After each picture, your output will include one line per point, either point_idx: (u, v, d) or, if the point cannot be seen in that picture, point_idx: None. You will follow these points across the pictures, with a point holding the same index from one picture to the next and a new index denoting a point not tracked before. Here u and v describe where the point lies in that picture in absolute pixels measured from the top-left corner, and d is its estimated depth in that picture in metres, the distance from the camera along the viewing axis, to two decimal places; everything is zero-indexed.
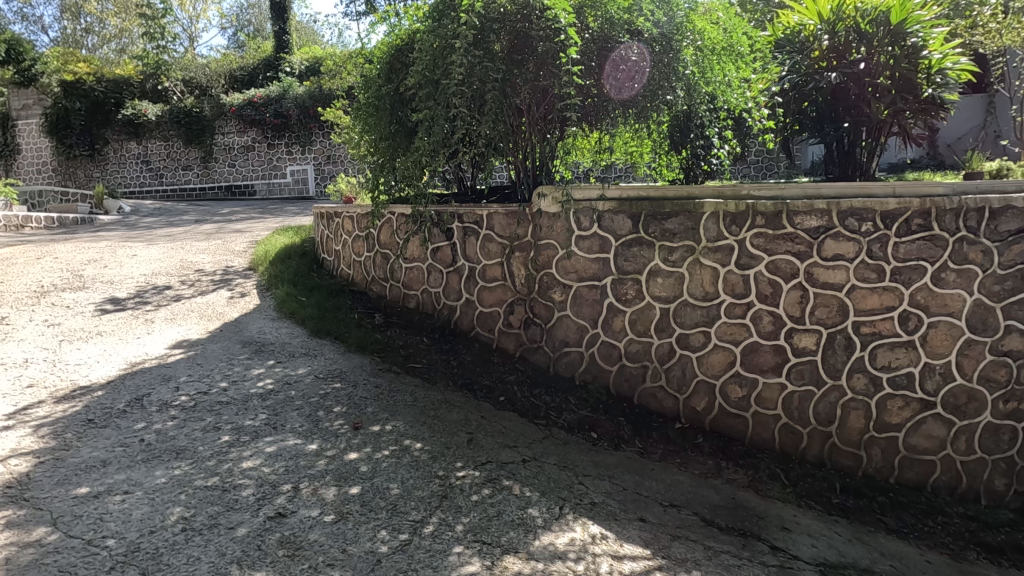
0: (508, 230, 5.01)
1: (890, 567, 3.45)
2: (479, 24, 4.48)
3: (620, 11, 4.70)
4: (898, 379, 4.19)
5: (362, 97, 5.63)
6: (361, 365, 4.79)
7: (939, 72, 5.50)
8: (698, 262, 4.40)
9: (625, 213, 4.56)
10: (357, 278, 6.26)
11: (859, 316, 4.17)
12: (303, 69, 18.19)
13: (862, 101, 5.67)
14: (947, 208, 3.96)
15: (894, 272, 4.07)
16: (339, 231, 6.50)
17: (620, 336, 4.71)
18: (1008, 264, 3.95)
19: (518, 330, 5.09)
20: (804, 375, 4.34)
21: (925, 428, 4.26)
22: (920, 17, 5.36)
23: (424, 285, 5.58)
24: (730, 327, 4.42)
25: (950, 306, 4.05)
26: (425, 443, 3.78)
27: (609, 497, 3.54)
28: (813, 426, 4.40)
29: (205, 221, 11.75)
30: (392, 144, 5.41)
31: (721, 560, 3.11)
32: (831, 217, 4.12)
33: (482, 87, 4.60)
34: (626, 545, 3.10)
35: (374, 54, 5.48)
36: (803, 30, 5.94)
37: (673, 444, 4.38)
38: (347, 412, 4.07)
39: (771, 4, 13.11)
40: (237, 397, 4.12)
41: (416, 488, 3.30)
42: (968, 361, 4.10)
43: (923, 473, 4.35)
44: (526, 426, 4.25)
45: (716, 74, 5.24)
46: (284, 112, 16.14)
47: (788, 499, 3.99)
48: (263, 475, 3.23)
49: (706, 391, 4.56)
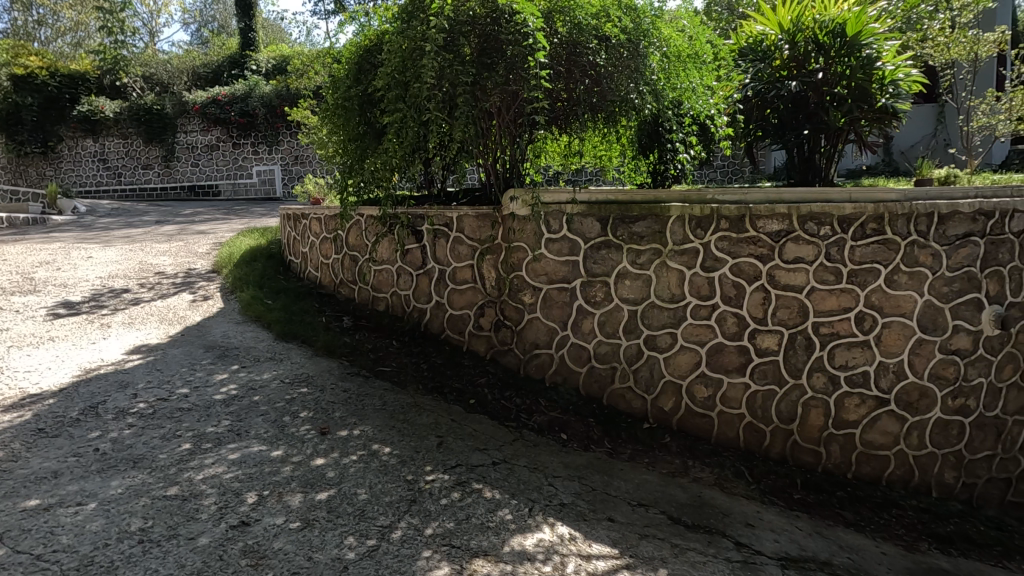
0: (479, 232, 5.02)
1: (848, 559, 3.58)
2: (448, 27, 4.50)
3: (588, 17, 4.77)
4: (855, 378, 4.35)
5: (329, 97, 5.53)
6: (329, 369, 4.73)
7: (891, 83, 5.74)
8: (665, 265, 4.49)
9: (594, 217, 4.61)
10: (324, 280, 6.18)
11: (819, 317, 4.31)
12: (270, 67, 17.88)
13: (820, 109, 5.84)
14: (899, 213, 4.13)
15: (851, 273, 4.22)
16: (306, 232, 6.40)
17: (590, 338, 4.76)
18: (956, 267, 4.20)
19: (488, 332, 5.10)
20: (767, 375, 4.46)
21: (880, 424, 4.43)
22: (874, 30, 5.64)
23: (393, 288, 5.54)
24: (696, 328, 4.52)
25: (903, 306, 4.23)
26: (395, 447, 3.76)
27: (578, 498, 3.58)
28: (776, 424, 4.52)
29: (166, 222, 11.42)
30: (360, 145, 5.34)
31: (687, 557, 3.18)
32: (791, 221, 4.25)
33: (452, 90, 4.59)
34: (594, 545, 3.13)
35: (342, 54, 5.43)
36: (765, 39, 6.12)
37: (641, 444, 4.45)
38: (314, 417, 4.01)
39: (734, 13, 13.55)
40: (199, 403, 4.02)
41: (385, 492, 3.27)
42: (919, 360, 4.30)
43: (879, 468, 4.53)
44: (497, 428, 4.26)
45: (681, 81, 5.39)
46: (250, 111, 15.78)
47: (752, 496, 4.10)
48: (225, 483, 3.16)
49: (673, 391, 4.65)
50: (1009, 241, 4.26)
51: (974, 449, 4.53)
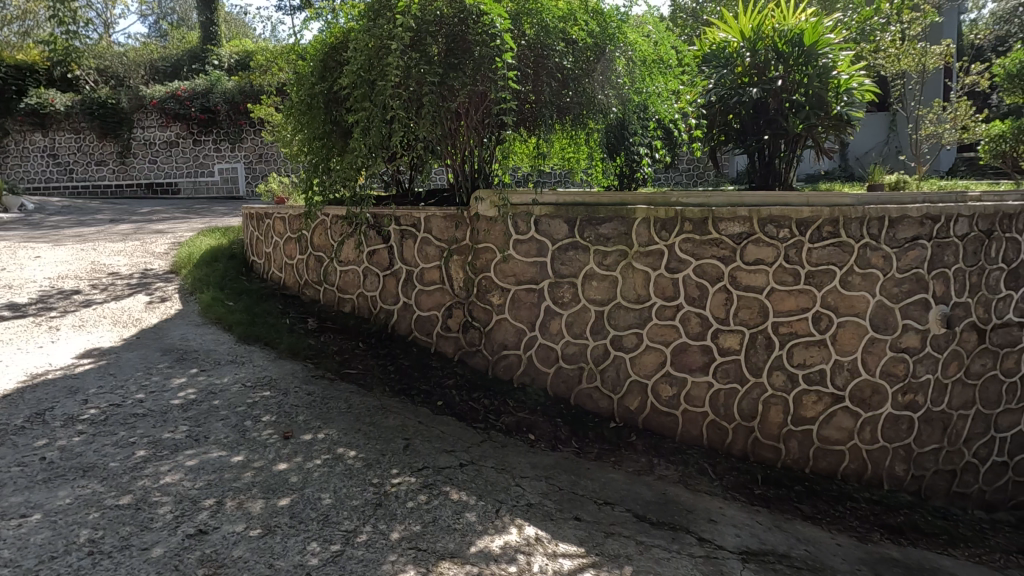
0: (446, 233, 5.00)
1: (805, 552, 3.70)
2: (415, 26, 4.50)
3: (554, 20, 4.83)
4: (812, 376, 4.51)
5: (294, 94, 5.44)
6: (293, 372, 4.64)
7: (845, 91, 5.95)
8: (631, 266, 4.56)
9: (562, 218, 4.65)
10: (288, 281, 6.06)
11: (778, 317, 4.45)
12: (233, 62, 17.44)
13: (779, 115, 6.03)
14: (852, 217, 4.30)
15: (808, 275, 4.37)
16: (269, 232, 6.27)
17: (557, 338, 4.80)
18: (905, 268, 4.39)
19: (456, 333, 5.08)
20: (729, 373, 4.58)
21: (836, 420, 4.60)
22: (830, 41, 5.85)
23: (360, 289, 5.47)
24: (661, 328, 4.60)
25: (856, 306, 4.40)
26: (360, 451, 3.71)
27: (545, 498, 3.61)
28: (738, 422, 4.64)
29: (121, 221, 11.00)
30: (325, 144, 5.26)
31: (652, 553, 3.24)
32: (752, 223, 4.37)
33: (419, 90, 4.58)
34: (561, 544, 3.16)
35: (307, 51, 5.35)
36: (727, 46, 6.27)
37: (608, 443, 4.50)
38: (277, 421, 3.93)
39: (699, 20, 13.88)
40: (155, 409, 3.89)
41: (349, 497, 3.23)
42: (871, 358, 4.48)
43: (835, 462, 4.69)
44: (464, 430, 4.25)
45: (648, 85, 5.44)
46: (211, 107, 15.24)
47: (715, 492, 4.20)
48: (182, 491, 3.07)
49: (639, 390, 4.72)
50: (953, 244, 4.47)
51: (922, 442, 4.74)
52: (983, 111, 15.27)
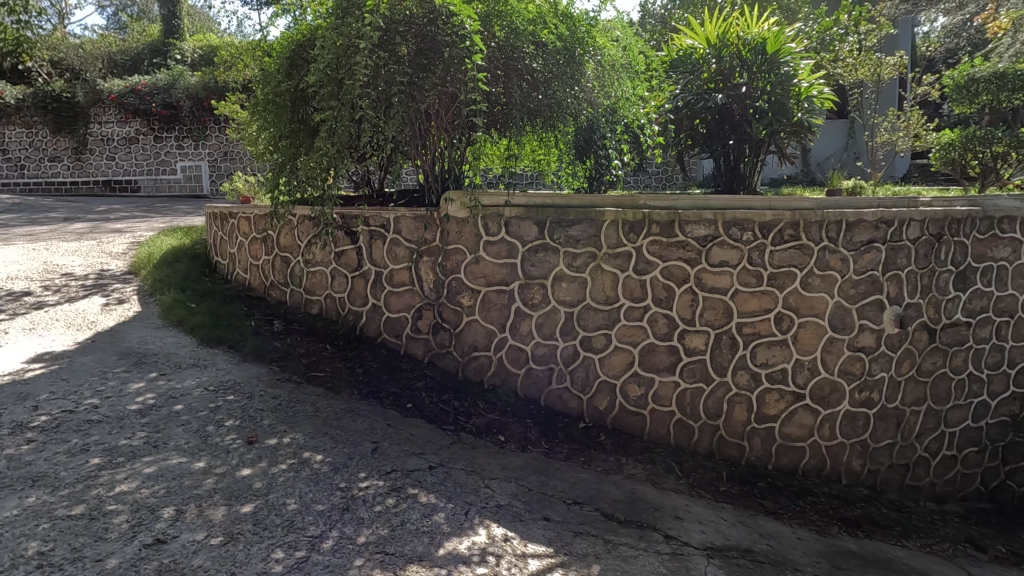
0: (416, 234, 4.97)
1: (767, 546, 3.80)
2: (384, 25, 4.46)
3: (524, 23, 4.88)
4: (774, 375, 4.64)
5: (260, 91, 5.34)
6: (258, 376, 4.55)
7: (806, 98, 6.15)
8: (600, 268, 4.61)
9: (532, 220, 4.68)
10: (254, 282, 5.93)
11: (742, 318, 4.57)
12: (196, 57, 17.00)
13: (744, 121, 6.19)
14: (812, 220, 4.44)
15: (771, 277, 4.50)
16: (233, 232, 6.13)
17: (527, 339, 4.82)
18: (861, 270, 4.56)
19: (426, 335, 5.06)
20: (695, 373, 4.68)
21: (797, 417, 4.75)
22: (791, 50, 6.04)
23: (328, 290, 5.39)
24: (629, 329, 4.67)
25: (816, 307, 4.55)
26: (327, 455, 3.66)
27: (514, 499, 3.62)
28: (704, 421, 4.74)
29: (76, 219, 10.59)
30: (292, 142, 5.19)
31: (619, 552, 3.28)
32: (717, 226, 4.47)
33: (387, 89, 4.55)
34: (529, 545, 3.18)
35: (274, 48, 5.26)
36: (693, 52, 6.41)
37: (577, 443, 4.54)
38: (241, 426, 3.85)
39: (666, 27, 14.18)
40: (111, 415, 3.76)
41: (315, 502, 3.18)
42: (830, 357, 4.64)
43: (796, 458, 4.84)
44: (434, 432, 4.24)
45: (616, 90, 5.53)
46: (173, 103, 14.73)
47: (681, 490, 4.27)
48: (139, 499, 2.97)
49: (608, 391, 4.78)
50: (906, 248, 4.65)
51: (878, 438, 4.93)
52: (934, 120, 15.98)
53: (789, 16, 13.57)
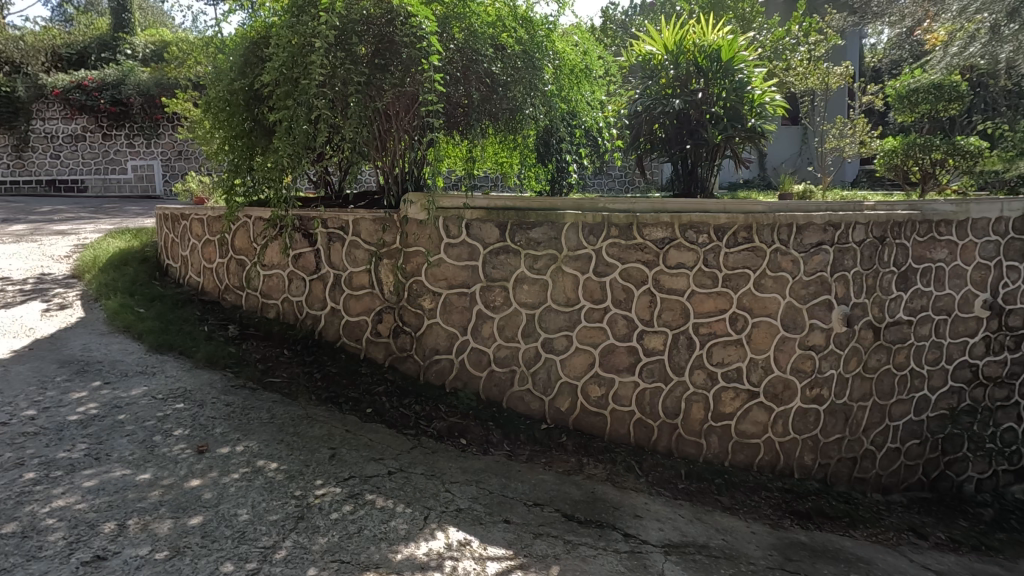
0: (375, 236, 4.91)
1: (722, 541, 3.89)
2: (340, 24, 4.37)
3: (482, 26, 4.88)
4: (729, 374, 4.79)
5: (212, 89, 5.17)
6: (211, 382, 4.40)
7: (759, 105, 6.29)
8: (561, 270, 4.65)
9: (492, 222, 4.68)
10: (206, 286, 5.73)
11: (698, 319, 4.69)
12: (148, 52, 16.40)
13: (700, 126, 6.32)
14: (764, 223, 4.60)
15: (725, 278, 4.63)
16: (185, 234, 5.92)
17: (489, 341, 4.82)
18: (811, 272, 4.73)
19: (386, 338, 4.99)
20: (654, 373, 4.76)
21: (751, 415, 4.89)
22: (745, 57, 6.23)
23: (284, 294, 5.25)
24: (590, 330, 4.72)
25: (769, 307, 4.71)
26: (282, 463, 3.57)
27: (474, 502, 3.60)
28: (663, 419, 4.83)
29: (15, 220, 10.05)
30: (248, 142, 5.05)
31: (578, 552, 3.30)
32: (674, 229, 4.57)
33: (344, 89, 4.49)
34: (489, 547, 3.18)
35: (227, 45, 5.11)
36: (652, 58, 6.56)
37: (538, 445, 4.55)
38: (190, 435, 3.71)
39: (626, 33, 14.49)
40: (50, 426, 3.58)
41: (268, 511, 3.09)
42: (782, 355, 4.81)
43: (752, 455, 4.98)
44: (394, 437, 4.17)
45: (575, 93, 5.61)
46: (123, 99, 14.07)
47: (640, 488, 4.33)
48: (78, 514, 2.84)
49: (570, 392, 4.81)
50: (852, 250, 4.85)
51: (828, 433, 5.12)
52: (879, 128, 16.76)
53: (744, 25, 14.01)
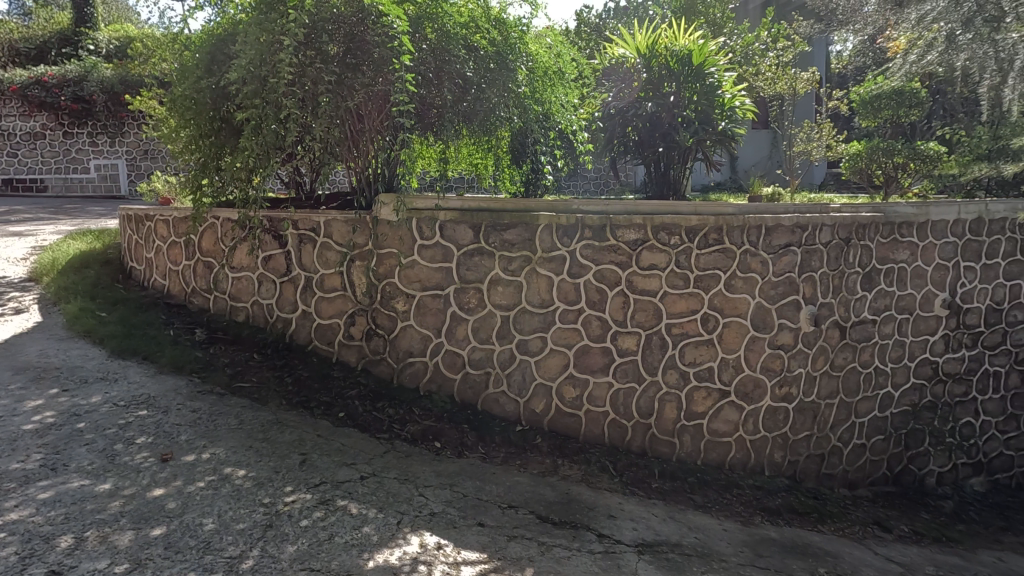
0: (347, 237, 4.83)
1: (695, 539, 3.92)
2: (309, 22, 4.28)
3: (455, 26, 4.86)
4: (701, 373, 4.85)
5: (177, 87, 5.01)
6: (176, 388, 4.27)
7: (729, 109, 6.39)
8: (535, 271, 4.64)
9: (466, 224, 4.65)
10: (172, 289, 5.57)
11: (671, 319, 4.74)
12: (112, 48, 15.86)
13: (672, 129, 6.39)
14: (734, 225, 4.67)
15: (697, 279, 4.69)
16: (149, 235, 5.74)
17: (464, 343, 4.78)
18: (780, 273, 4.82)
19: (359, 341, 4.91)
20: (628, 373, 4.79)
21: (723, 413, 4.96)
22: (715, 62, 6.30)
23: (254, 296, 5.14)
24: (565, 331, 4.72)
25: (739, 307, 4.79)
26: (250, 469, 3.47)
27: (448, 505, 3.56)
28: (637, 419, 4.86)
29: None
30: (215, 141, 4.94)
31: (552, 553, 3.29)
32: (646, 231, 4.61)
33: (314, 88, 4.43)
34: (463, 551, 3.14)
35: (193, 42, 4.97)
36: (625, 61, 6.59)
37: (513, 446, 4.53)
38: (154, 443, 3.59)
39: (601, 35, 14.59)
40: (3, 436, 3.43)
41: (235, 520, 3.01)
42: (753, 354, 4.90)
43: (724, 453, 5.05)
44: (367, 441, 4.10)
45: (548, 95, 5.62)
46: (85, 96, 13.57)
47: (615, 488, 4.35)
48: (32, 528, 2.72)
49: (544, 393, 4.81)
50: (819, 251, 4.96)
51: (797, 430, 5.22)
52: (844, 132, 17.23)
53: (715, 30, 14.25)
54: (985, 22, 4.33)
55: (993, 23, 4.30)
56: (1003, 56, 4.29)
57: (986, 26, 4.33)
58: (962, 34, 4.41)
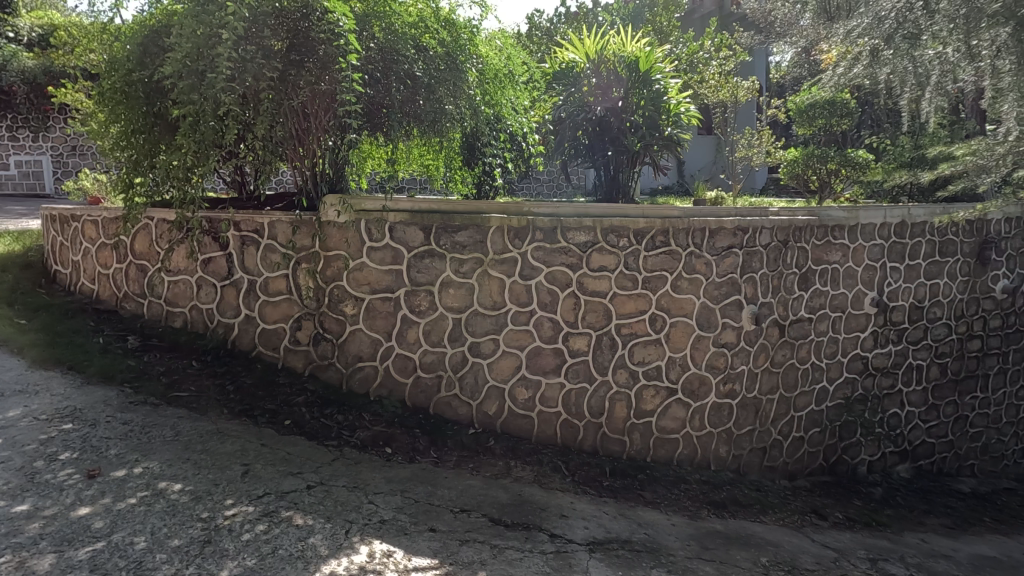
0: (292, 239, 4.68)
1: (645, 535, 4.00)
2: (249, 16, 4.09)
3: (404, 26, 4.74)
4: (650, 372, 4.96)
5: (106, 80, 4.73)
6: (106, 399, 4.01)
7: (674, 115, 6.55)
8: (487, 273, 4.63)
9: (417, 225, 4.59)
10: (102, 294, 5.24)
11: (620, 320, 4.82)
12: (34, 36, 14.78)
13: (621, 133, 6.50)
14: (680, 228, 4.80)
15: (645, 281, 4.79)
16: (76, 237, 5.39)
17: (415, 347, 4.71)
18: (723, 274, 4.99)
19: (306, 346, 4.76)
20: (579, 374, 4.84)
21: (671, 411, 5.09)
22: (661, 69, 6.44)
23: (192, 301, 4.90)
24: (517, 333, 4.73)
25: (685, 308, 4.93)
26: (188, 483, 3.30)
27: (399, 512, 3.49)
28: (588, 419, 4.92)
29: None
30: (149, 138, 4.67)
31: (504, 555, 3.28)
32: (596, 233, 4.67)
33: (256, 84, 4.25)
34: (414, 558, 3.08)
35: (124, 33, 4.70)
36: (575, 66, 6.68)
37: (466, 450, 4.49)
38: (80, 458, 3.36)
39: (553, 39, 14.71)
40: None
41: (170, 536, 2.85)
42: (698, 353, 5.05)
43: (672, 449, 5.17)
44: (314, 449, 3.98)
45: (498, 98, 5.62)
46: (3, 87, 12.52)
47: (567, 488, 4.38)
48: None
49: (497, 395, 4.80)
50: (759, 252, 5.16)
51: (740, 425, 5.41)
52: (783, 139, 18.00)
53: (661, 38, 14.65)
54: (903, 39, 4.50)
55: (910, 40, 4.47)
56: (919, 71, 4.59)
57: (904, 43, 4.50)
58: (884, 50, 4.62)
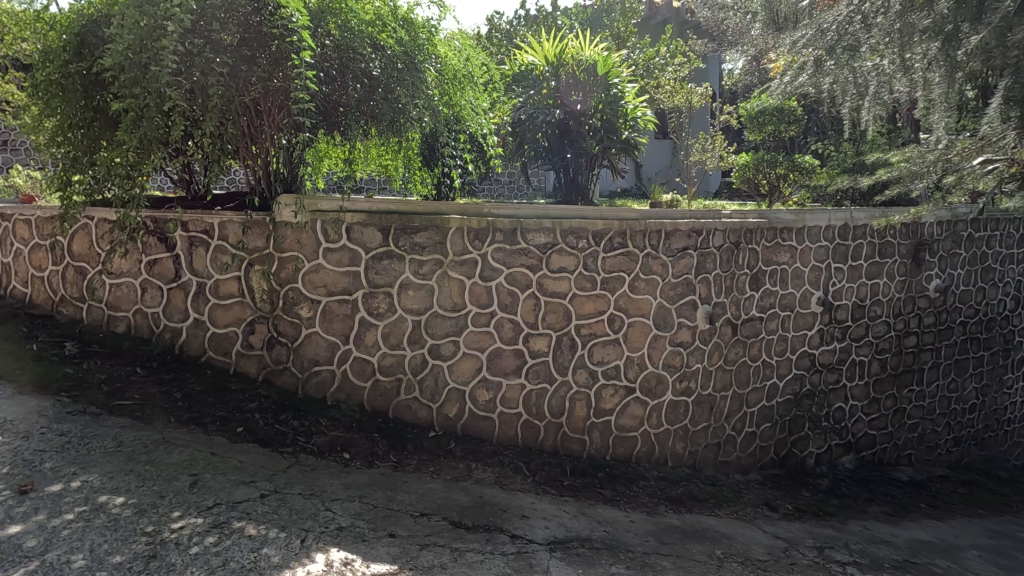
0: (245, 240, 4.53)
1: (604, 532, 4.04)
2: (197, 9, 3.96)
3: (360, 24, 4.63)
4: (609, 372, 5.03)
5: (38, 71, 4.45)
6: (40, 410, 3.79)
7: (631, 119, 6.66)
8: (446, 274, 4.60)
9: (375, 226, 4.51)
10: (36, 297, 4.94)
11: (580, 320, 4.87)
12: None
13: (580, 136, 6.57)
14: (637, 230, 4.90)
15: (604, 281, 4.86)
16: (6, 237, 5.06)
17: (373, 349, 4.63)
18: (678, 274, 5.12)
19: (260, 350, 4.61)
20: (540, 374, 4.87)
21: (630, 409, 5.18)
22: (619, 73, 6.51)
23: (136, 305, 4.68)
24: (477, 335, 4.72)
25: (643, 308, 5.02)
26: (131, 496, 3.15)
27: (357, 518, 3.42)
28: (549, 419, 4.95)
29: None
30: (87, 133, 4.41)
31: (464, 558, 3.26)
32: (556, 234, 4.71)
33: (204, 80, 4.08)
34: (372, 565, 3.03)
35: (59, 22, 4.44)
36: (534, 68, 6.71)
37: (426, 453, 4.44)
38: (10, 474, 3.16)
39: (513, 42, 14.75)
40: None
41: (111, 553, 2.71)
42: (655, 352, 5.15)
43: (631, 448, 5.26)
44: (268, 457, 3.86)
45: (458, 99, 5.58)
46: None
47: (528, 488, 4.39)
48: None
49: (457, 397, 4.76)
50: (713, 254, 5.31)
51: (696, 422, 5.55)
52: (736, 144, 18.57)
53: (619, 43, 14.90)
54: (843, 50, 4.74)
55: (850, 51, 4.71)
56: (859, 82, 4.85)
57: (844, 54, 4.74)
58: (827, 60, 4.83)
